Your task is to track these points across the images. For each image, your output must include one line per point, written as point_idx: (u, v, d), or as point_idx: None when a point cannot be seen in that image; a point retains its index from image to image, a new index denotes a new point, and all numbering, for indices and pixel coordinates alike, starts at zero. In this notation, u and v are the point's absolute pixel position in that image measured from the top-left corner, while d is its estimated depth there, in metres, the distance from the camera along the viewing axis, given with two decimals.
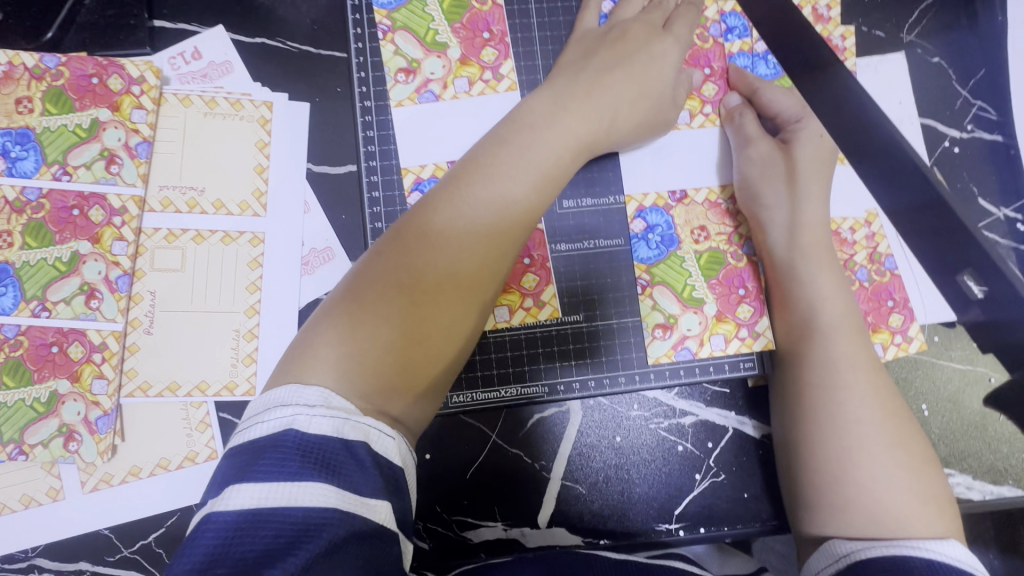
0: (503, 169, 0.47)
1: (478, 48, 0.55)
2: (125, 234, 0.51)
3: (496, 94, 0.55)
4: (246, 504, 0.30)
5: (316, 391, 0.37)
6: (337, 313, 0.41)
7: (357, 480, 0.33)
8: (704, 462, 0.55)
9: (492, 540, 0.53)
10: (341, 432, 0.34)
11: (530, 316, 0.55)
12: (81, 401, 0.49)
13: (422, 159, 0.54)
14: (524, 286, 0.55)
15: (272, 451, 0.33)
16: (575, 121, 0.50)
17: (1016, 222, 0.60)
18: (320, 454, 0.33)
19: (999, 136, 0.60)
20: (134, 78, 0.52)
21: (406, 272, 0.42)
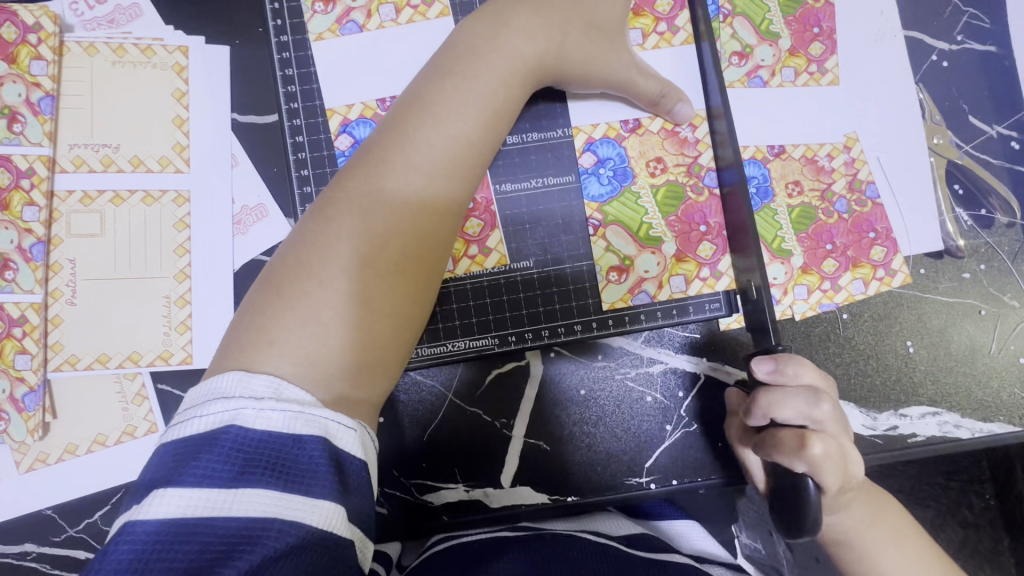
0: (442, 108, 0.42)
1: None
2: (35, 199, 0.47)
3: (427, 21, 0.50)
4: (177, 512, 0.28)
5: (267, 379, 0.34)
6: (285, 293, 0.37)
7: (309, 483, 0.31)
8: (675, 412, 0.52)
9: (453, 502, 0.51)
10: (292, 427, 0.32)
11: (476, 265, 0.51)
12: (4, 378, 0.46)
13: (348, 98, 0.49)
14: (468, 232, 0.51)
15: (213, 450, 0.30)
16: (518, 43, 0.45)
17: (1010, 140, 0.55)
18: (267, 455, 0.31)
19: (991, 46, 0.55)
20: (30, 26, 0.47)
21: (349, 236, 0.39)
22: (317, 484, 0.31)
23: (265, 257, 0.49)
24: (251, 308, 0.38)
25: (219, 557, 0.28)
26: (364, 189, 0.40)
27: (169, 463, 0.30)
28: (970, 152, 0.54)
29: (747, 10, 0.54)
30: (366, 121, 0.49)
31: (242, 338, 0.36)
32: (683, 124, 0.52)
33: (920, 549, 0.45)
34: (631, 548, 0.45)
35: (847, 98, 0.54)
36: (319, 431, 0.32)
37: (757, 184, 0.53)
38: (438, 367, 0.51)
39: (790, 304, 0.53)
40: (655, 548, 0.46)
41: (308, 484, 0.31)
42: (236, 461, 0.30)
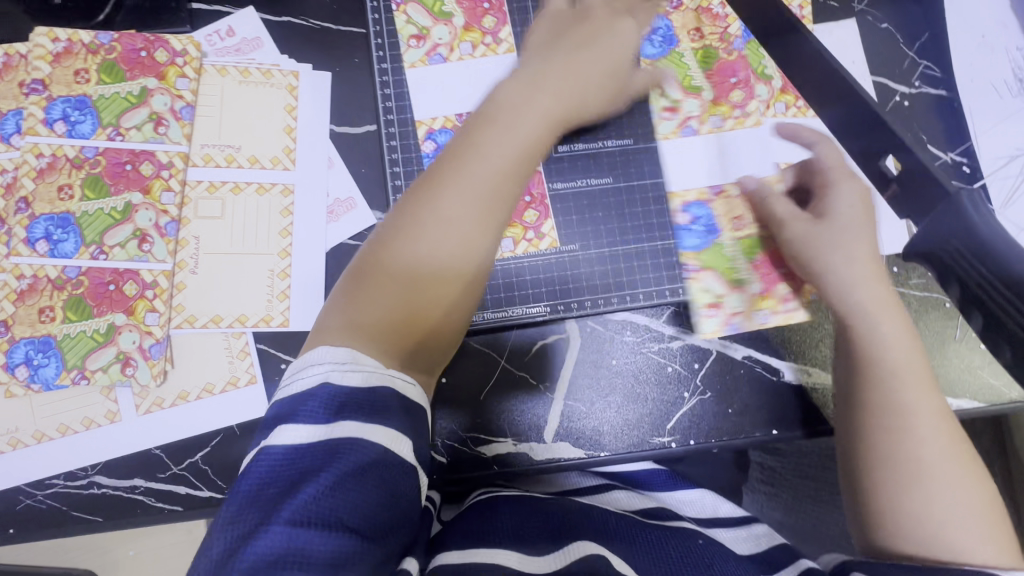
0: (511, 118, 0.49)
1: (479, 17, 0.62)
2: (172, 186, 0.57)
3: (496, 55, 0.62)
4: (293, 441, 0.36)
5: (346, 349, 0.41)
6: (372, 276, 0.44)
7: (385, 419, 0.39)
8: (692, 381, 0.61)
9: (502, 454, 0.59)
10: (369, 380, 0.40)
11: (532, 247, 0.62)
12: (135, 332, 0.55)
13: (434, 112, 0.61)
14: (526, 220, 0.62)
15: (312, 400, 0.38)
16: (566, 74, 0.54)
17: (962, 165, 0.67)
18: (353, 400, 0.38)
19: (943, 90, 0.68)
20: (178, 51, 0.59)
21: (412, 227, 0.45)
22: (390, 422, 0.39)
23: (353, 241, 0.60)
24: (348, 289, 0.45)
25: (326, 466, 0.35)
26: (429, 189, 0.45)
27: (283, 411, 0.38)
28: None
29: (744, 55, 0.65)
30: (447, 130, 0.61)
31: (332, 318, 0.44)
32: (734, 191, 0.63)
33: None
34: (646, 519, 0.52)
35: None
36: (390, 384, 0.41)
37: None
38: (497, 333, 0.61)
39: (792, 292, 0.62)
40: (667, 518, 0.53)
41: (384, 421, 0.39)
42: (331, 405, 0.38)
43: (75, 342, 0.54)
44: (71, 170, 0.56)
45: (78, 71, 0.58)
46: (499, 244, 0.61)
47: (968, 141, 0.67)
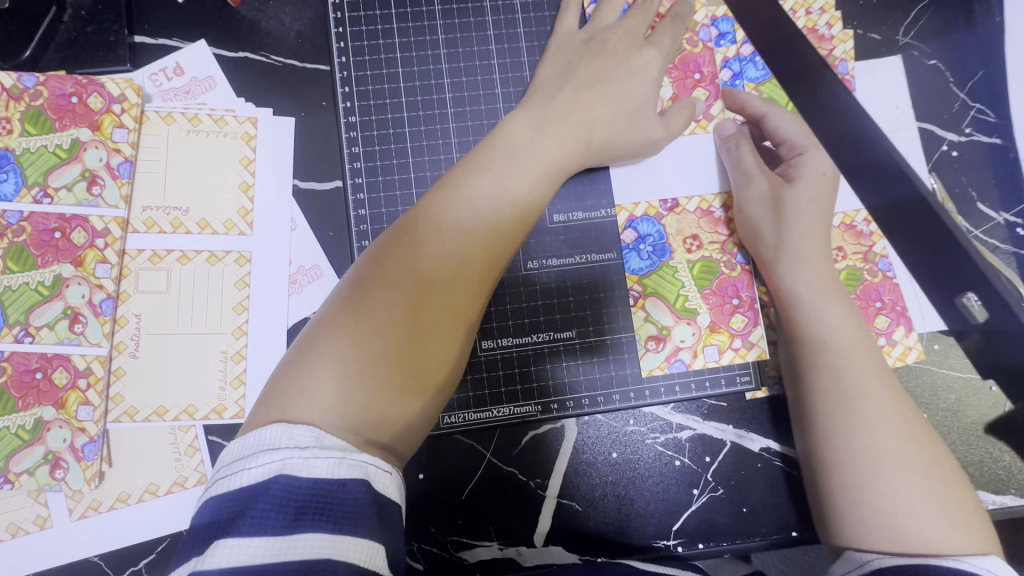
0: (505, 167, 0.46)
1: (690, 89, 0.56)
2: (108, 257, 0.50)
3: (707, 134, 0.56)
4: (237, 561, 0.31)
5: (309, 431, 0.37)
6: (346, 327, 0.41)
7: (353, 520, 0.34)
8: (702, 476, 0.54)
9: (487, 559, 0.53)
10: (337, 472, 0.35)
11: (738, 356, 0.54)
12: (66, 428, 0.48)
13: (635, 196, 0.55)
14: (732, 326, 0.54)
15: (265, 497, 0.33)
16: (555, 140, 0.48)
17: (1016, 226, 0.59)
18: (315, 500, 0.34)
19: (998, 138, 0.59)
20: (115, 96, 0.51)
21: (392, 281, 0.42)
22: (359, 523, 0.34)
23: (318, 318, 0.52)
24: (318, 333, 0.42)
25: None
26: (431, 217, 0.44)
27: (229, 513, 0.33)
28: (979, 236, 0.59)
29: (773, 96, 0.57)
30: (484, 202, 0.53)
31: (283, 393, 0.39)
32: (859, 219, 0.57)
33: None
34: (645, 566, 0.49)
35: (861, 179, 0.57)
36: (361, 474, 0.36)
37: None
38: (479, 430, 0.53)
39: None
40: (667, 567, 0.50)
41: (353, 523, 0.33)
42: (287, 509, 0.33)
43: None
44: None
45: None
46: (703, 351, 0.54)
47: None
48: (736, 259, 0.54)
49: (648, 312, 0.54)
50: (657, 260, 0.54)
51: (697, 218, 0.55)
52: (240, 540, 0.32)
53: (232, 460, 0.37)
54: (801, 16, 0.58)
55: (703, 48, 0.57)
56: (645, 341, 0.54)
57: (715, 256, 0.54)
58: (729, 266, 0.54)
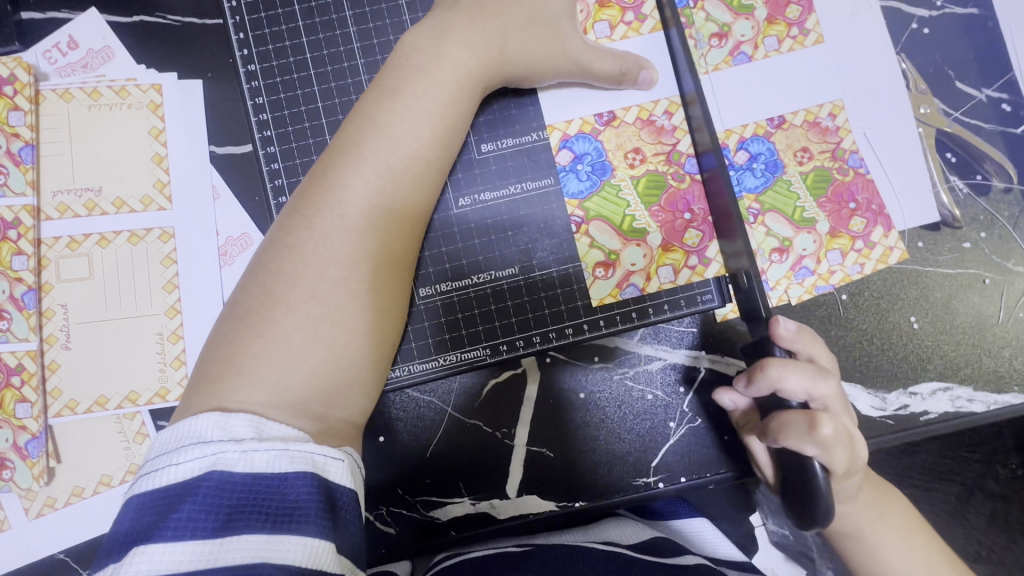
0: (414, 92, 0.42)
1: None
2: (23, 248, 0.47)
3: (640, 37, 0.51)
4: (166, 566, 0.29)
5: (246, 419, 0.34)
6: (270, 292, 0.38)
7: (297, 520, 0.31)
8: (678, 408, 0.51)
9: (460, 516, 0.51)
10: (277, 466, 0.32)
11: (697, 275, 0.50)
12: (7, 428, 0.46)
13: (567, 114, 0.51)
14: (687, 243, 0.50)
15: (196, 498, 0.31)
16: (468, 58, 0.44)
17: (1001, 103, 0.53)
18: (254, 496, 0.31)
19: (972, 8, 0.54)
20: (5, 78, 0.48)
21: (316, 233, 0.39)
22: (304, 522, 0.32)
23: None
24: (241, 301, 0.39)
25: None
26: (346, 163, 0.41)
27: (154, 514, 0.31)
28: (960, 118, 0.53)
29: None
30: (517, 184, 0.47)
31: (212, 368, 0.37)
32: (824, 114, 0.52)
33: (921, 541, 0.46)
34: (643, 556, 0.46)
35: (814, 75, 0.52)
36: (305, 466, 0.33)
37: (765, 159, 0.52)
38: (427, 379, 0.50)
39: (826, 271, 0.52)
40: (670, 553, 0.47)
41: (296, 523, 0.31)
42: (221, 508, 0.31)
43: None
44: None
45: None
46: (657, 273, 0.50)
47: (1007, 71, 0.53)
48: (685, 169, 0.50)
49: (593, 237, 0.50)
50: (597, 179, 0.50)
51: (638, 129, 0.51)
52: (167, 544, 0.30)
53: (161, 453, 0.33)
54: None
55: None
56: (593, 268, 0.50)
57: (661, 169, 0.50)
58: (677, 178, 0.50)
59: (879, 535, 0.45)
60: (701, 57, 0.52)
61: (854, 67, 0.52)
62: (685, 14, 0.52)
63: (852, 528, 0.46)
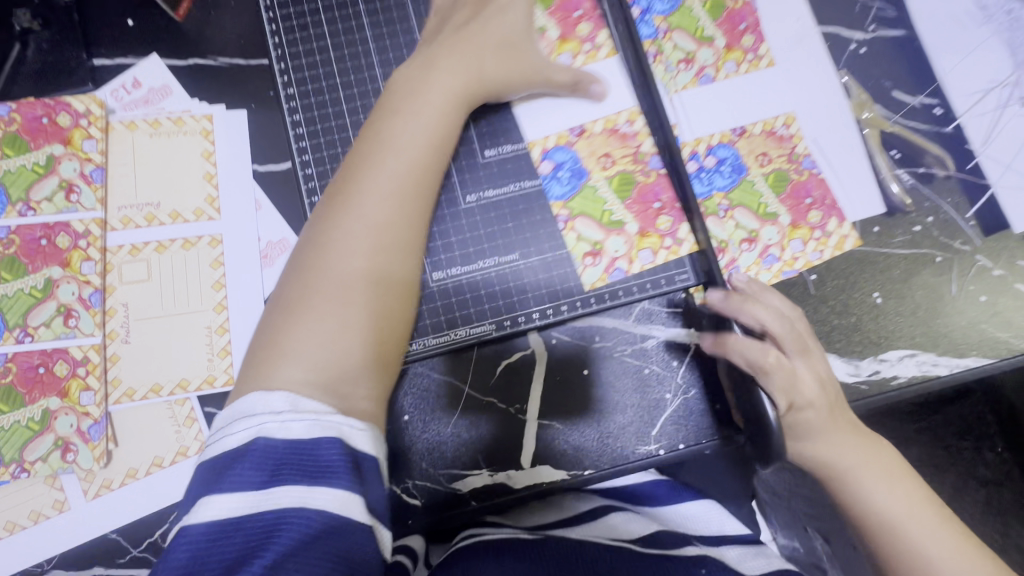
0: (414, 106, 0.51)
1: (573, 26, 0.59)
2: (91, 255, 0.54)
3: (598, 63, 0.59)
4: (220, 517, 0.34)
5: (282, 397, 0.39)
6: (310, 284, 0.44)
7: (328, 477, 0.36)
8: (672, 380, 0.57)
9: (479, 487, 0.55)
10: (311, 433, 0.38)
11: (672, 254, 0.57)
12: (72, 414, 0.52)
13: (546, 131, 0.58)
14: (659, 228, 0.57)
15: (244, 460, 0.36)
16: (453, 79, 0.53)
17: (933, 107, 0.62)
18: (291, 457, 0.36)
19: (901, 30, 0.63)
20: (81, 112, 0.56)
21: (339, 230, 0.46)
22: (334, 478, 0.36)
23: None
24: (285, 292, 0.45)
25: (247, 556, 0.33)
26: (361, 172, 0.48)
27: (212, 476, 0.36)
28: (900, 120, 0.62)
29: (681, 23, 0.62)
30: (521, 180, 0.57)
31: (253, 361, 0.42)
32: (779, 125, 0.61)
33: (903, 488, 0.50)
34: (645, 549, 0.52)
35: (770, 89, 0.61)
36: (335, 433, 0.38)
37: (731, 163, 0.60)
38: (443, 358, 0.56)
39: (791, 256, 0.59)
40: (670, 547, 0.52)
41: (327, 479, 0.36)
42: (265, 468, 0.36)
43: (10, 435, 0.51)
44: None
45: None
46: (638, 256, 0.57)
47: (935, 80, 0.62)
48: (650, 166, 0.58)
49: (579, 232, 0.57)
50: (577, 183, 0.58)
51: (606, 137, 0.58)
52: (221, 499, 0.35)
53: (217, 430, 0.39)
54: None
55: None
56: (582, 257, 0.57)
57: (630, 168, 0.58)
58: (644, 174, 0.58)
59: (855, 481, 0.51)
60: (670, 80, 0.61)
61: (803, 82, 0.61)
62: (656, 44, 0.61)
63: (832, 476, 0.51)
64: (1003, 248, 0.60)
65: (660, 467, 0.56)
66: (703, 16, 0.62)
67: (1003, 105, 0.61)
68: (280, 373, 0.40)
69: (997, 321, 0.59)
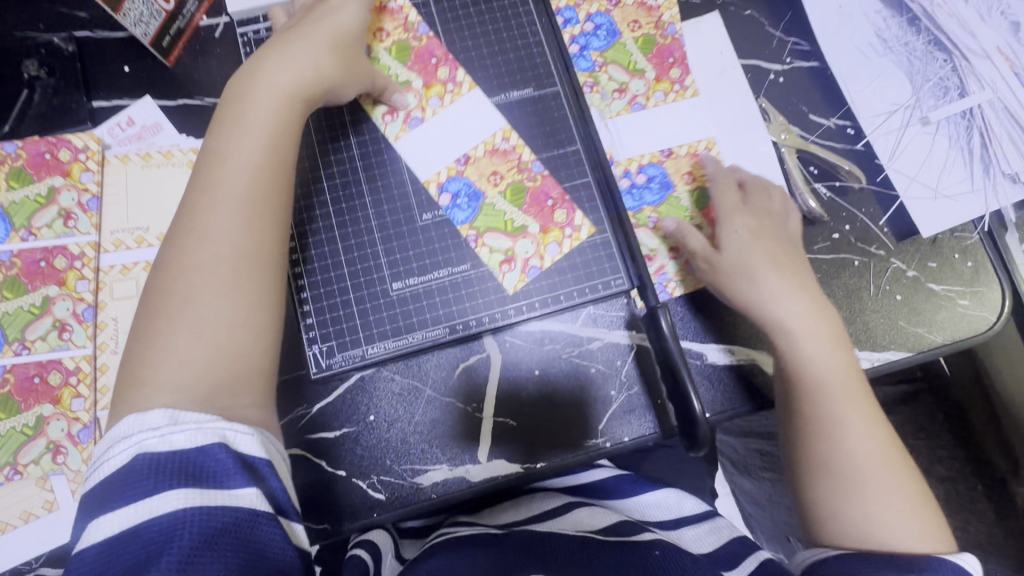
0: (247, 101, 0.50)
1: (433, 73, 0.65)
2: (85, 274, 0.60)
3: (464, 99, 0.65)
4: (113, 531, 0.35)
5: (159, 413, 0.41)
6: (170, 304, 0.44)
7: (217, 476, 0.38)
8: (617, 378, 0.62)
9: (440, 481, 0.59)
10: (194, 440, 0.39)
11: (575, 240, 0.64)
12: (63, 420, 0.57)
13: (435, 168, 0.64)
14: (558, 222, 0.64)
15: (129, 477, 0.37)
16: (307, 59, 0.53)
17: (846, 128, 0.70)
18: (177, 465, 0.38)
19: (815, 62, 0.71)
20: (80, 148, 0.62)
21: (198, 237, 0.46)
22: (224, 477, 0.38)
23: None
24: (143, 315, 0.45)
25: (150, 559, 0.34)
26: (209, 174, 0.48)
27: (99, 498, 0.37)
28: (816, 140, 0.69)
29: (616, 58, 0.69)
30: (454, 179, 0.63)
31: (128, 384, 0.43)
32: (701, 148, 0.67)
33: None
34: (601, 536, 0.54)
35: (698, 115, 0.68)
36: (218, 438, 0.40)
37: (660, 180, 0.66)
38: (402, 362, 0.62)
39: None
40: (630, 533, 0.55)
41: (217, 478, 0.38)
42: (151, 478, 0.37)
43: (7, 439, 0.56)
44: None
45: None
46: (547, 251, 0.63)
47: (846, 104, 0.70)
48: (535, 171, 0.64)
49: (489, 245, 0.63)
50: (474, 206, 0.63)
51: (489, 159, 0.64)
52: (110, 517, 0.36)
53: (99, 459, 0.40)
54: None
55: (427, 39, 0.66)
56: (499, 266, 0.63)
57: (518, 177, 0.64)
58: (531, 178, 0.64)
59: None
60: (604, 107, 0.68)
61: (727, 109, 0.69)
62: (593, 75, 0.69)
63: None
64: (915, 251, 0.67)
65: (606, 458, 0.61)
66: (636, 51, 0.69)
67: (905, 124, 0.68)
68: (158, 399, 0.41)
69: (914, 317, 0.65)
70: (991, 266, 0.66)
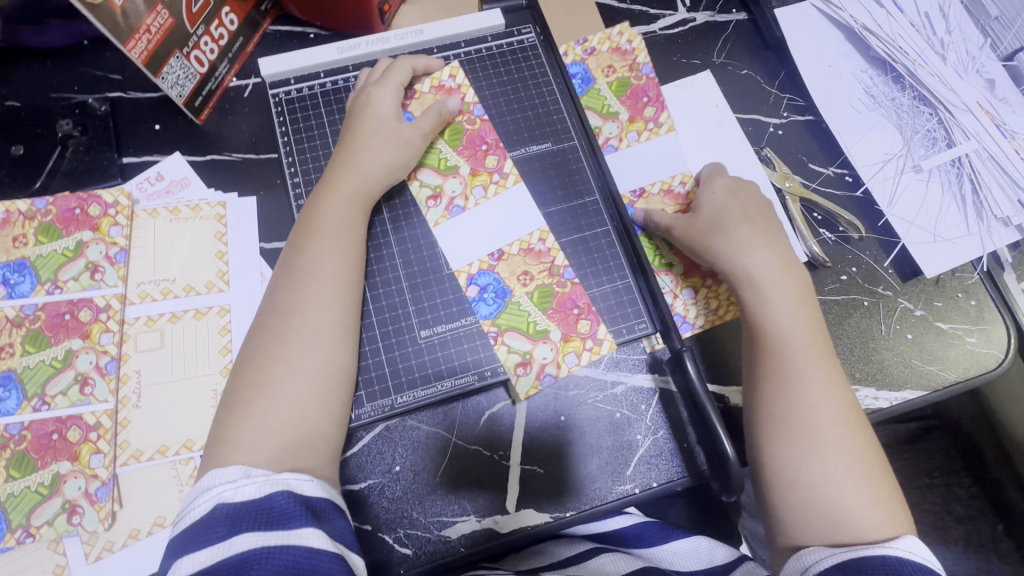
0: (328, 199, 0.58)
1: (482, 159, 0.66)
2: (110, 326, 0.60)
3: (508, 191, 0.66)
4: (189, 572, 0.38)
5: (237, 468, 0.45)
6: (256, 381, 0.50)
7: (284, 519, 0.41)
8: (642, 422, 0.62)
9: (469, 533, 0.58)
10: (263, 490, 0.43)
11: (594, 354, 0.62)
12: (81, 477, 0.55)
13: (468, 258, 0.64)
14: (581, 332, 0.63)
15: (206, 525, 0.41)
16: (371, 154, 0.61)
17: (844, 175, 0.74)
18: (250, 512, 0.41)
19: (810, 115, 0.76)
20: (110, 203, 0.63)
21: (286, 317, 0.53)
22: (289, 519, 0.41)
23: None
24: (232, 389, 0.51)
25: None
26: (295, 261, 0.55)
27: (179, 547, 0.40)
28: (817, 188, 0.73)
29: (591, 103, 0.72)
30: (485, 271, 0.64)
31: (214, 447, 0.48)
32: (676, 183, 0.70)
33: None
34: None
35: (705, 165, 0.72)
36: (285, 488, 0.44)
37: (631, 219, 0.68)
38: (429, 411, 0.61)
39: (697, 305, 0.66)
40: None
41: (283, 521, 0.41)
42: (224, 525, 0.40)
43: (20, 500, 0.54)
44: (12, 330, 0.59)
45: (16, 237, 0.61)
46: (565, 361, 0.62)
47: (842, 154, 0.74)
48: (565, 278, 0.64)
49: (509, 345, 0.62)
50: (500, 301, 0.63)
51: (523, 257, 0.64)
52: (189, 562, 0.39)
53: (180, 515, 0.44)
54: (605, 41, 0.74)
55: (480, 124, 0.68)
56: (514, 369, 0.61)
57: (548, 282, 0.64)
58: (561, 285, 0.64)
59: None
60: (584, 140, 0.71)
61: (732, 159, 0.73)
62: None
63: None
64: (920, 291, 0.69)
65: (636, 505, 0.60)
66: (610, 95, 0.73)
67: (900, 172, 0.73)
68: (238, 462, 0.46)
69: (925, 355, 0.67)
70: (993, 305, 0.69)
